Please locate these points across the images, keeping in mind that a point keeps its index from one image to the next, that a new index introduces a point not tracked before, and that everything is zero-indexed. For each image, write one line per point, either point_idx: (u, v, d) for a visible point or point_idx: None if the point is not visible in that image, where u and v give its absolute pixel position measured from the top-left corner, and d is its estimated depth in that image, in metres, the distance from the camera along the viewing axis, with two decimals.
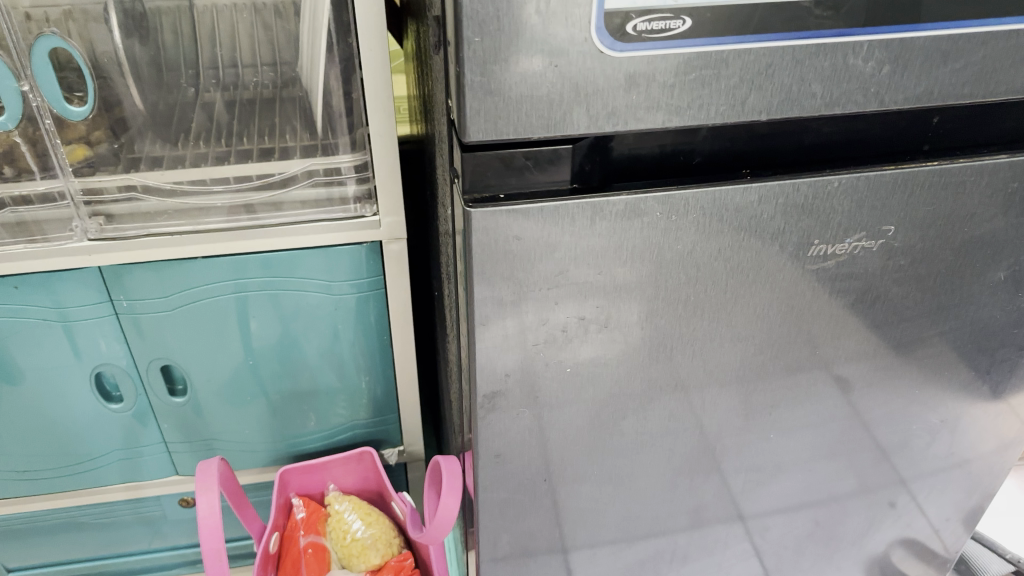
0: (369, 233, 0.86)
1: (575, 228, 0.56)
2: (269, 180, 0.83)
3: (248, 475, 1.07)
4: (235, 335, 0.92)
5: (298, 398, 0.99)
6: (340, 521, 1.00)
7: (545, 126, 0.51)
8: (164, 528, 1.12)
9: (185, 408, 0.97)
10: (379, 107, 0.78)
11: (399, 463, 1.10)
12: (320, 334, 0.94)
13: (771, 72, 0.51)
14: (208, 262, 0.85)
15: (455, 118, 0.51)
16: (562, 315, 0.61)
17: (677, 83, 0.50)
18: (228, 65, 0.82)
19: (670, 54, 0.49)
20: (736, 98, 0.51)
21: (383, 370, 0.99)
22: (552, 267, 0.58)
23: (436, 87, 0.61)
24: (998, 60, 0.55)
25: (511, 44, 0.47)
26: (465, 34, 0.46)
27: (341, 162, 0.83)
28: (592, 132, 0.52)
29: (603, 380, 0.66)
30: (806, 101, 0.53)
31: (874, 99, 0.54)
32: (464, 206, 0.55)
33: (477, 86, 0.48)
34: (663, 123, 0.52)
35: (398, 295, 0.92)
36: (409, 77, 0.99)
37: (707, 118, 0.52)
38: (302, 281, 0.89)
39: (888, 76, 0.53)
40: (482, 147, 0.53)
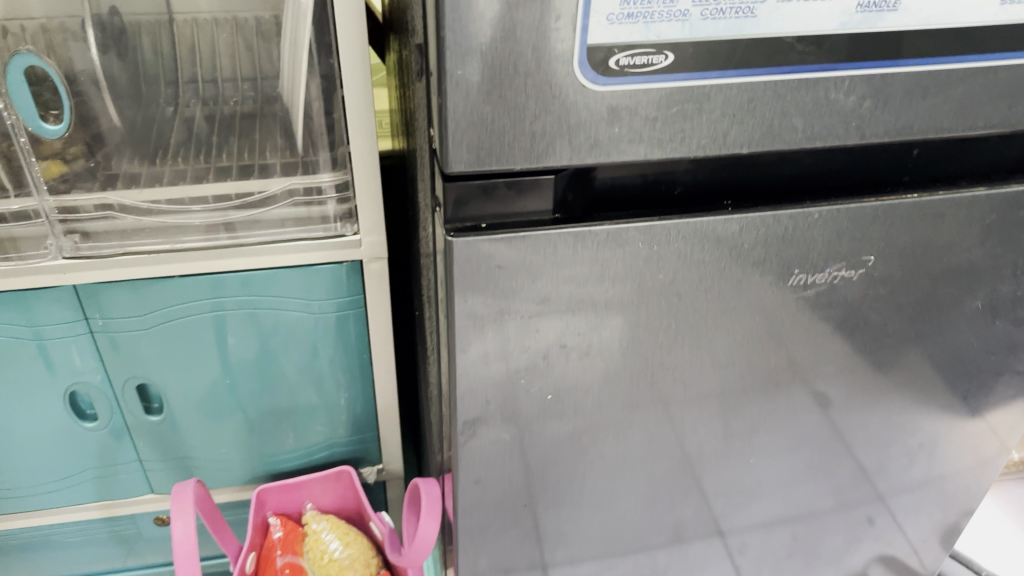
0: (349, 252, 0.85)
1: (558, 258, 0.56)
2: (249, 199, 0.82)
3: (225, 493, 1.06)
4: (213, 353, 0.91)
5: (276, 416, 0.98)
6: (317, 541, 0.99)
7: (527, 158, 0.50)
8: (139, 546, 1.10)
9: (161, 426, 0.96)
10: (360, 126, 0.77)
11: (378, 481, 1.09)
12: (299, 352, 0.93)
13: (753, 106, 0.51)
14: (186, 280, 0.84)
15: (437, 148, 0.51)
16: (544, 342, 0.60)
17: (660, 116, 0.50)
18: (207, 80, 0.84)
19: (653, 88, 0.49)
20: (719, 131, 0.51)
21: (362, 388, 0.98)
22: (534, 296, 0.57)
23: (418, 112, 0.60)
24: (977, 94, 0.55)
25: (494, 77, 0.46)
26: (447, 66, 0.46)
27: (323, 181, 0.82)
28: (575, 163, 0.51)
29: (583, 405, 0.66)
30: (788, 135, 0.53)
31: (856, 132, 0.54)
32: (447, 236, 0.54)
33: (459, 117, 0.48)
34: (645, 155, 0.52)
35: (379, 314, 0.91)
36: (391, 92, 0.99)
37: (690, 150, 0.52)
38: (282, 300, 0.88)
39: (869, 110, 0.53)
40: (464, 178, 0.53)
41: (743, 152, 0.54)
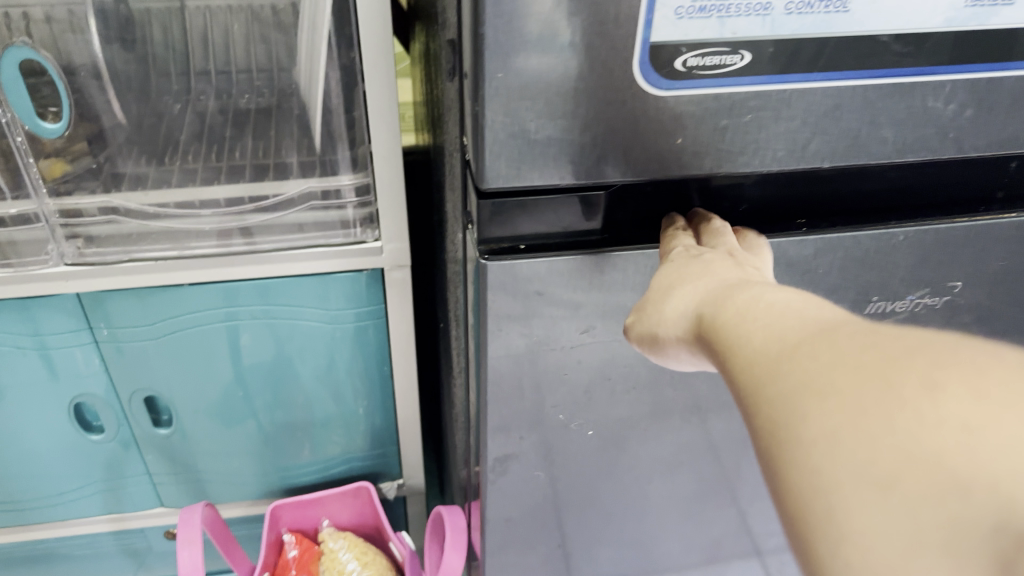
0: (370, 260, 0.78)
1: (610, 284, 0.51)
2: (263, 203, 0.76)
3: (237, 507, 1.01)
4: (225, 365, 0.85)
5: (292, 429, 0.93)
6: (334, 560, 0.94)
7: (576, 173, 0.44)
8: (149, 559, 1.05)
9: (171, 440, 0.91)
10: (383, 124, 0.71)
11: (398, 497, 1.03)
12: (316, 363, 0.87)
13: (838, 115, 0.44)
14: (196, 289, 0.78)
15: (472, 160, 0.44)
16: (584, 367, 0.55)
17: (731, 126, 0.43)
18: (221, 69, 0.74)
19: (726, 92, 0.42)
20: (797, 142, 0.45)
21: (383, 400, 0.93)
22: (577, 324, 0.52)
23: (449, 114, 0.54)
24: None
25: (542, 81, 0.40)
26: (486, 68, 0.39)
27: (341, 182, 0.75)
28: (630, 180, 0.45)
29: (619, 429, 0.61)
30: (875, 147, 0.46)
31: (952, 144, 0.47)
32: (480, 258, 0.48)
33: (499, 127, 0.41)
34: (710, 170, 0.45)
35: (401, 326, 0.85)
36: (415, 83, 0.92)
37: (762, 164, 0.45)
38: (298, 309, 0.82)
39: (968, 120, 0.47)
40: (501, 195, 0.46)
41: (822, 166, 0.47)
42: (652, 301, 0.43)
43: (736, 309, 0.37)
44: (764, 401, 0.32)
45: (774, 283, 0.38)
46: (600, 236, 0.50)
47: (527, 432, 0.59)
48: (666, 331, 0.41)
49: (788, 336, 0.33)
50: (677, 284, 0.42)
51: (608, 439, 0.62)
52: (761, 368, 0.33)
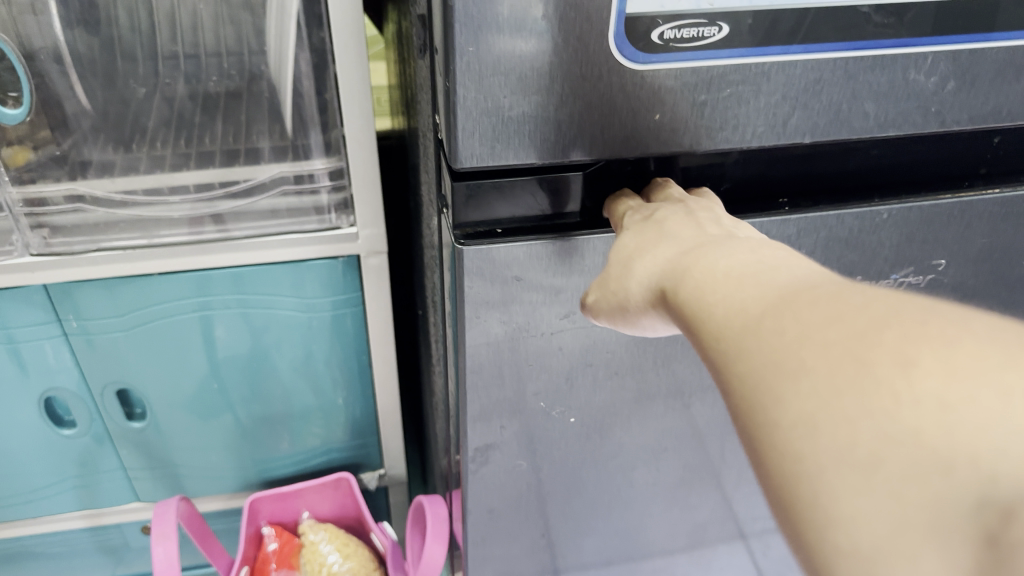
0: (346, 246, 0.77)
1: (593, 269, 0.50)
2: (233, 189, 0.75)
3: (216, 501, 0.99)
4: (199, 357, 0.83)
5: (269, 421, 0.91)
6: (315, 553, 0.92)
7: (553, 152, 0.42)
8: (126, 556, 1.03)
9: (145, 434, 0.89)
10: (355, 106, 0.69)
11: (380, 487, 1.02)
12: (293, 354, 0.85)
13: (819, 89, 0.43)
14: (167, 279, 0.76)
15: (444, 139, 0.43)
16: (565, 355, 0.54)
17: (710, 101, 0.42)
18: (189, 53, 0.70)
19: (706, 65, 0.41)
20: (778, 118, 0.44)
21: (362, 390, 0.91)
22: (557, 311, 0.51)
23: (421, 95, 0.52)
24: None
25: (514, 55, 0.38)
26: (457, 42, 0.38)
27: (314, 168, 0.74)
28: (608, 158, 0.44)
29: (600, 417, 0.60)
30: (857, 122, 0.45)
31: (935, 119, 0.47)
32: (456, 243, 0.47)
33: (472, 104, 0.40)
34: (689, 148, 0.44)
35: (379, 313, 0.83)
36: (390, 66, 0.90)
37: (743, 141, 0.44)
38: (273, 298, 0.80)
39: (952, 94, 0.46)
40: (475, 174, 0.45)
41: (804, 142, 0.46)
42: (614, 274, 0.43)
43: (697, 281, 0.37)
44: (736, 376, 0.32)
45: (742, 241, 0.39)
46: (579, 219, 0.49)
47: (508, 421, 0.58)
48: (634, 304, 0.41)
49: (751, 306, 0.33)
50: (640, 254, 0.42)
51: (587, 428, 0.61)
52: (727, 340, 0.33)
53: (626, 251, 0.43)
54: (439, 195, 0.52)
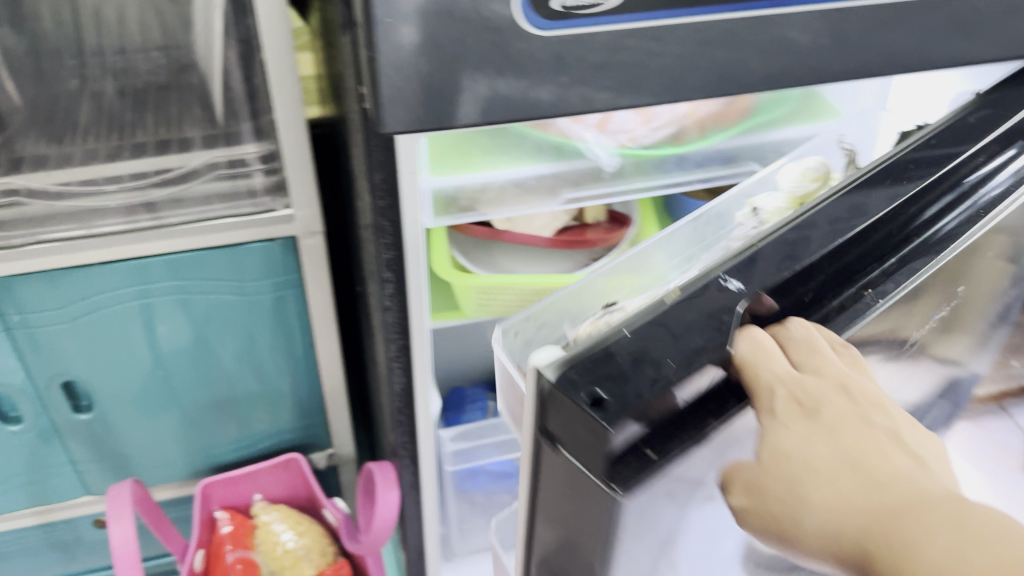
0: (283, 227, 0.79)
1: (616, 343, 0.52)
2: (167, 176, 0.77)
3: (167, 489, 1.00)
4: (143, 346, 0.85)
5: (215, 406, 0.93)
6: (269, 533, 0.95)
7: (470, 117, 0.45)
8: (79, 552, 1.04)
9: (92, 425, 0.90)
10: (283, 92, 0.71)
11: (330, 467, 1.05)
12: (235, 339, 0.87)
13: (710, 49, 0.47)
14: (107, 268, 0.77)
15: (370, 108, 0.45)
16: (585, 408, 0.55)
17: (609, 62, 0.45)
18: (114, 53, 0.86)
19: (604, 31, 0.44)
20: (672, 75, 0.47)
21: (306, 371, 0.94)
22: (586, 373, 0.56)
23: (344, 71, 0.55)
24: (936, 30, 0.53)
25: (424, 22, 0.42)
26: (375, 13, 0.41)
27: (246, 153, 0.77)
28: (524, 122, 0.47)
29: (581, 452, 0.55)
30: (744, 78, 0.49)
31: (814, 74, 0.51)
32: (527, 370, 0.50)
33: (391, 70, 0.43)
34: (598, 111, 0.48)
35: (320, 293, 0.86)
36: (315, 55, 0.92)
37: (644, 99, 0.48)
38: (212, 283, 0.82)
39: (825, 49, 0.50)
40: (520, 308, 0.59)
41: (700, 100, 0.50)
42: (770, 482, 0.40)
43: (768, 447, 0.40)
44: (807, 507, 0.38)
45: (826, 426, 0.39)
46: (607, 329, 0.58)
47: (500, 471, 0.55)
48: (738, 506, 0.44)
49: (822, 458, 0.38)
50: (803, 485, 0.38)
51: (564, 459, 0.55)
52: (822, 503, 0.38)
53: (776, 449, 0.40)
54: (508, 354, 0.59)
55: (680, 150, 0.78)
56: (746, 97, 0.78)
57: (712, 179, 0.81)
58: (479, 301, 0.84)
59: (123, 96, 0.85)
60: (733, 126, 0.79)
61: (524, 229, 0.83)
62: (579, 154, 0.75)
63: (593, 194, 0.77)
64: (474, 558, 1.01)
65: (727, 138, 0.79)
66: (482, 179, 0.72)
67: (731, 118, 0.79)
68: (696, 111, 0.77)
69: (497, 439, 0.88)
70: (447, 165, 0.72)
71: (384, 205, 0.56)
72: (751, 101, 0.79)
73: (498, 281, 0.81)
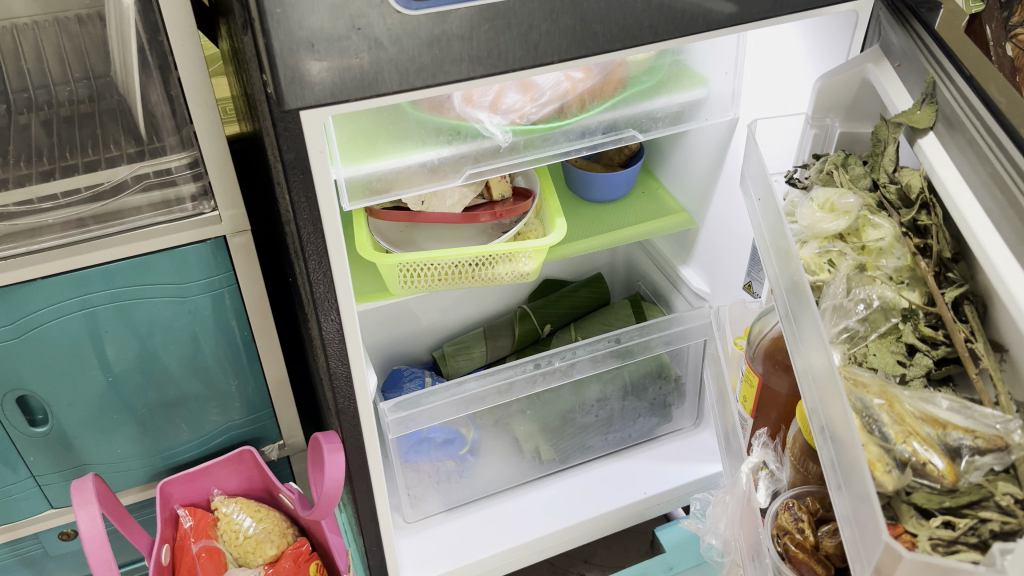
0: (212, 229, 0.86)
1: (839, 427, 0.53)
2: (99, 189, 0.83)
3: (128, 495, 1.06)
4: (90, 359, 0.90)
5: (166, 409, 0.99)
6: (229, 522, 1.00)
7: (360, 87, 0.57)
8: (48, 565, 1.09)
9: (50, 438, 0.95)
10: (200, 105, 0.78)
11: (282, 457, 1.13)
12: (178, 343, 0.94)
13: (556, 17, 0.59)
14: (47, 283, 0.83)
15: (272, 91, 0.56)
16: (833, 457, 0.55)
17: (474, 34, 0.57)
18: (39, 85, 0.92)
19: (463, 7, 0.56)
20: (531, 43, 0.59)
21: (250, 368, 1.00)
22: (858, 467, 0.50)
23: (251, 70, 0.64)
24: (758, 6, 0.66)
25: (308, 7, 0.52)
26: (266, 7, 0.51)
27: (169, 162, 0.84)
28: (404, 90, 0.58)
29: (860, 523, 0.51)
30: (592, 41, 0.61)
31: (650, 32, 0.63)
32: (971, 343, 0.55)
33: (284, 55, 0.53)
34: (467, 74, 0.59)
35: (254, 289, 0.93)
36: (229, 78, 0.94)
37: (506, 65, 0.60)
38: (152, 289, 0.88)
39: (657, 8, 0.62)
40: (919, 340, 0.59)
41: (557, 61, 0.62)
42: None
43: None
44: None
45: None
46: (832, 438, 0.55)
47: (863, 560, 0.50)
48: None
49: None
50: None
51: (862, 542, 0.50)
52: None
53: None
54: (838, 479, 0.54)
55: (566, 123, 0.83)
56: (619, 68, 0.84)
57: (600, 147, 0.86)
58: (403, 278, 0.91)
59: (48, 126, 0.90)
60: (613, 98, 0.85)
61: (437, 208, 0.92)
62: (476, 134, 0.81)
63: (493, 168, 0.83)
64: (427, 522, 1.07)
65: (608, 109, 0.85)
66: (392, 164, 0.78)
67: (608, 91, 0.85)
68: (575, 85, 0.83)
69: (433, 404, 0.95)
70: (358, 152, 0.77)
71: (299, 183, 0.64)
72: (623, 72, 0.85)
73: (420, 258, 0.88)
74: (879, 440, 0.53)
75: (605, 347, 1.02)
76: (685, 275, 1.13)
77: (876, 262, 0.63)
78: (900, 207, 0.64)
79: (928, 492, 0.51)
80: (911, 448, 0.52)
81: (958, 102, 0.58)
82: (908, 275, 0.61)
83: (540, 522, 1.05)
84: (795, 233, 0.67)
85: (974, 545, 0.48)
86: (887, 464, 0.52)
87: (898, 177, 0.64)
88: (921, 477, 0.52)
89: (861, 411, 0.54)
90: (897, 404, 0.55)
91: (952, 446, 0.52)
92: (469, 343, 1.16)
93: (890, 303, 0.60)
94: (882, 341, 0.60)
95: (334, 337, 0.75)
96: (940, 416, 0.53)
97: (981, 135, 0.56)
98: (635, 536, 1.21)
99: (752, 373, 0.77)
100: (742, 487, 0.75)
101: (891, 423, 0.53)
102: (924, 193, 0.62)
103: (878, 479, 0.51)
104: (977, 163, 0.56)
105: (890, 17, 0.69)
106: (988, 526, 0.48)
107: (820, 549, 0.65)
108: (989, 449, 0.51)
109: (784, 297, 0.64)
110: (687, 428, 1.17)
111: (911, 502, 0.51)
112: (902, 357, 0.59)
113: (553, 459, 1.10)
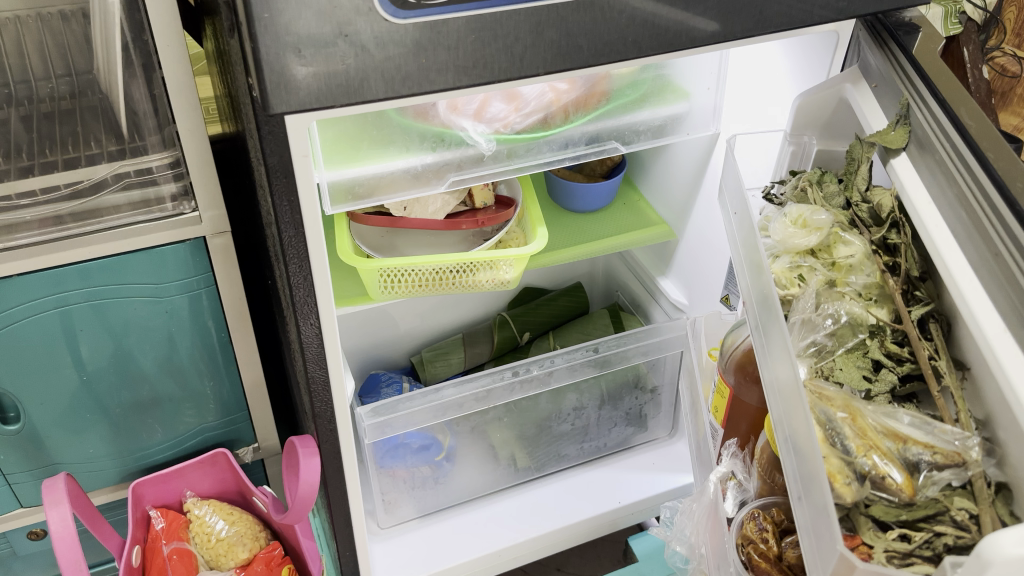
0: (192, 230, 0.86)
1: (801, 440, 0.54)
2: (78, 188, 0.82)
3: (100, 495, 1.05)
4: (64, 356, 0.90)
5: (140, 409, 0.98)
6: (202, 525, 1.00)
7: (345, 94, 0.57)
8: (15, 565, 1.08)
9: (22, 436, 0.94)
10: (184, 105, 0.78)
11: (256, 460, 1.13)
12: (154, 343, 0.93)
13: (542, 29, 0.59)
14: (23, 280, 0.82)
15: (258, 95, 0.56)
16: (795, 465, 0.56)
17: (461, 44, 0.58)
18: (20, 81, 0.91)
19: (453, 17, 0.56)
20: (516, 55, 0.60)
21: (226, 368, 1.00)
22: (818, 480, 0.51)
23: (235, 73, 0.64)
24: (745, 22, 0.66)
25: (295, 11, 0.52)
26: (254, 11, 0.51)
27: (151, 161, 0.83)
28: (389, 97, 0.58)
29: (816, 533, 0.51)
30: (576, 54, 0.62)
31: (634, 47, 0.63)
32: (933, 360, 0.56)
33: (270, 61, 0.54)
34: (453, 84, 0.60)
35: (232, 290, 0.92)
36: (213, 77, 0.94)
37: (493, 75, 0.60)
38: (130, 287, 0.88)
39: (641, 27, 0.63)
40: (887, 356, 0.60)
41: (541, 73, 0.62)
42: None
43: None
44: None
45: None
46: (795, 451, 0.55)
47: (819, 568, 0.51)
48: None
49: None
50: None
51: (819, 551, 0.51)
52: None
53: None
54: (801, 488, 0.55)
55: (550, 134, 0.84)
56: (603, 80, 0.85)
57: (582, 158, 0.87)
58: (384, 283, 0.91)
59: (28, 122, 0.89)
60: (596, 110, 0.85)
61: (419, 214, 0.92)
62: (461, 142, 0.81)
63: (477, 176, 0.83)
64: (401, 527, 1.08)
65: (591, 121, 0.85)
66: (375, 170, 0.78)
67: (592, 102, 0.85)
68: (560, 96, 0.83)
69: (410, 410, 0.95)
70: (342, 155, 0.77)
71: (281, 187, 0.64)
72: (608, 85, 0.85)
73: (401, 263, 0.88)
74: (840, 453, 0.53)
75: (584, 356, 1.02)
76: (663, 286, 1.14)
77: (845, 279, 0.63)
78: (871, 225, 0.64)
79: (886, 504, 0.52)
80: (871, 461, 0.53)
81: (931, 125, 0.59)
82: (877, 292, 0.62)
83: (512, 530, 1.06)
84: (767, 247, 0.68)
85: (928, 559, 0.49)
86: (847, 477, 0.52)
87: (870, 197, 0.65)
88: (880, 490, 0.52)
89: (824, 424, 0.55)
90: (860, 418, 0.55)
91: (911, 460, 0.53)
92: (448, 348, 1.16)
93: (858, 319, 0.61)
94: (849, 356, 0.61)
95: (313, 341, 0.75)
96: (901, 431, 0.54)
97: (949, 157, 0.58)
98: (609, 545, 1.22)
99: (724, 385, 0.78)
100: (710, 496, 0.76)
101: (853, 436, 0.54)
102: (894, 211, 0.63)
103: (838, 491, 0.51)
104: (945, 185, 0.58)
105: (870, 39, 0.70)
106: (942, 540, 0.49)
107: (783, 559, 0.66)
108: (946, 464, 0.51)
109: (753, 310, 0.65)
110: (662, 438, 1.18)
111: (870, 514, 0.53)
112: (868, 372, 0.60)
113: (529, 466, 1.11)
